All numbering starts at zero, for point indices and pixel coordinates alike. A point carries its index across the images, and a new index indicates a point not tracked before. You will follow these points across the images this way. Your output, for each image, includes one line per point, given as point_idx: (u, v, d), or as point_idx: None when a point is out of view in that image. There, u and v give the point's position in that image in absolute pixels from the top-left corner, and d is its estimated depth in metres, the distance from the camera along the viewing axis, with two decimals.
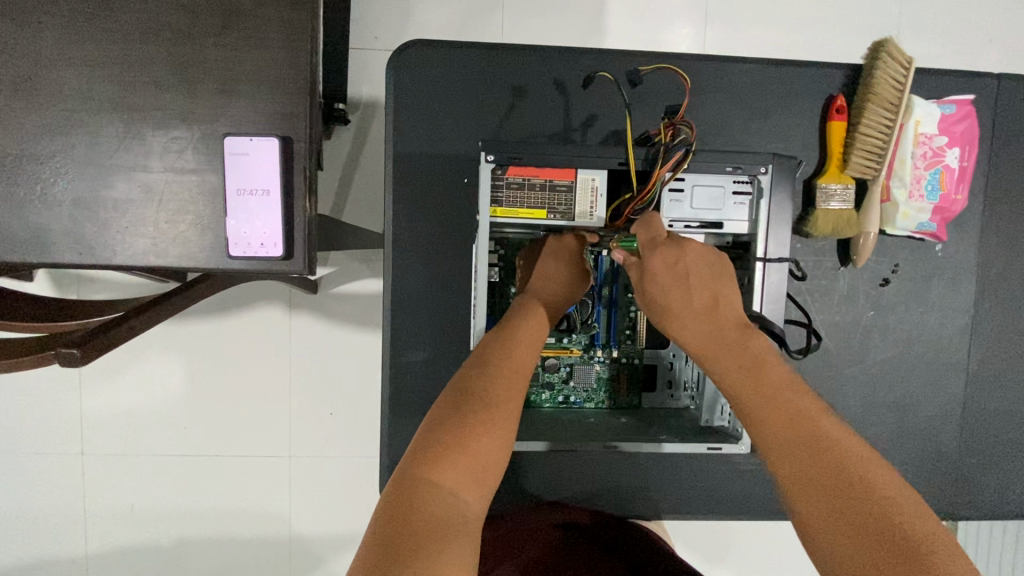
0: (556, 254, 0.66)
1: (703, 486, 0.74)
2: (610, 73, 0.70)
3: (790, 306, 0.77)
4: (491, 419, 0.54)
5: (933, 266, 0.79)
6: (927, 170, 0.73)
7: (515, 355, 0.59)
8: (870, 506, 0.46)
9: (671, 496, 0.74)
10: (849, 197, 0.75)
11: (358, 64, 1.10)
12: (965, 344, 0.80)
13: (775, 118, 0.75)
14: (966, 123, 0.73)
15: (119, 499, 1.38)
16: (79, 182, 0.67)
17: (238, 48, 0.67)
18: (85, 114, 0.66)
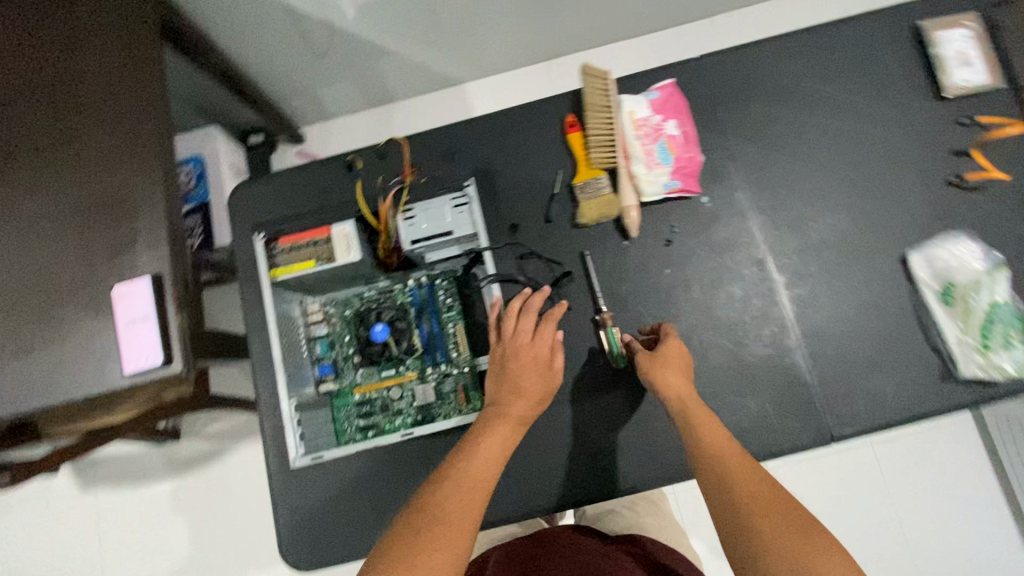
0: (528, 365, 0.73)
1: (547, 473, 0.83)
2: (359, 159, 0.91)
3: (565, 285, 0.88)
4: (450, 537, 0.57)
5: (706, 215, 0.88)
6: (654, 143, 0.88)
7: (477, 472, 0.63)
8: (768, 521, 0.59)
9: (518, 494, 0.83)
10: (606, 183, 0.88)
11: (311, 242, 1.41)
12: (766, 271, 0.87)
13: (527, 145, 0.92)
14: (672, 100, 0.89)
15: None
16: (18, 350, 0.89)
17: (116, 225, 0.93)
18: (19, 301, 0.91)
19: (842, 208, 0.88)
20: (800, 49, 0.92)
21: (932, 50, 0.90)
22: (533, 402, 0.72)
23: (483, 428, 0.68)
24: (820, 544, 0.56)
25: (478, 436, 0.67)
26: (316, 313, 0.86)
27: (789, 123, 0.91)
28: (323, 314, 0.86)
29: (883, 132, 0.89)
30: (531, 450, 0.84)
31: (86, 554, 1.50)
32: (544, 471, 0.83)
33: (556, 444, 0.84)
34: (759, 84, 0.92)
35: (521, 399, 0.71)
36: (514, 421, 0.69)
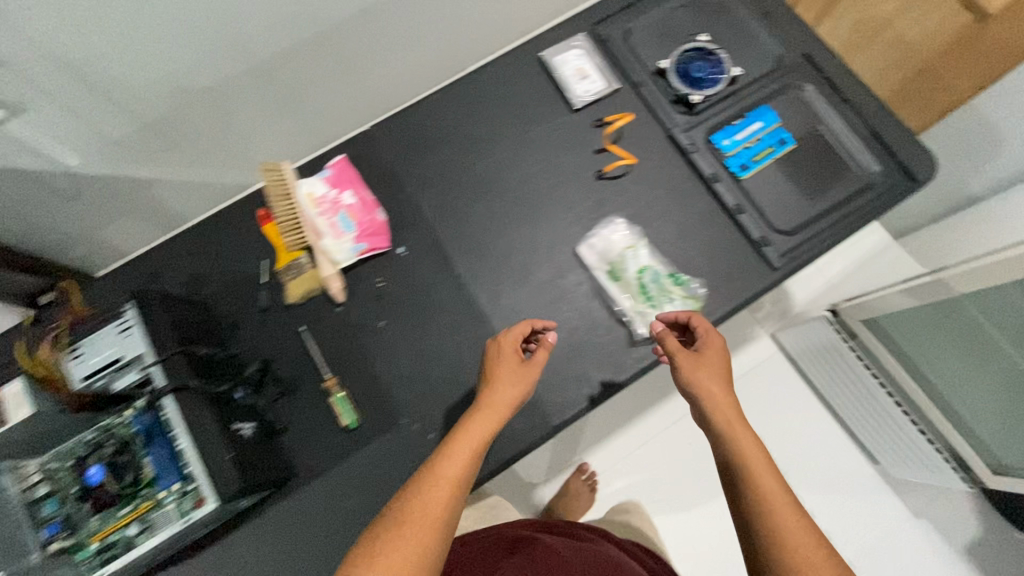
0: (502, 372, 0.81)
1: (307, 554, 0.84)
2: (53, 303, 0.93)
3: (286, 364, 0.91)
4: (418, 530, 0.63)
5: (403, 262, 0.96)
6: (336, 215, 0.94)
7: (448, 467, 0.69)
8: (769, 508, 0.66)
9: None
10: (304, 262, 0.94)
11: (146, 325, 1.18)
12: (468, 299, 0.95)
13: (233, 247, 0.98)
14: (345, 173, 0.97)
15: None
16: None
17: None
18: None
19: (519, 223, 0.99)
20: (451, 103, 1.06)
21: (556, 74, 1.05)
22: (511, 391, 0.80)
23: (464, 428, 0.75)
24: (808, 538, 0.64)
25: (460, 433, 0.74)
26: (32, 472, 0.81)
27: (459, 165, 1.02)
28: (47, 472, 0.82)
29: (536, 151, 1.03)
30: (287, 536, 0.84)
31: None
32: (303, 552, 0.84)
33: (308, 522, 0.85)
34: (426, 138, 1.03)
35: (490, 420, 0.76)
36: (489, 411, 0.77)
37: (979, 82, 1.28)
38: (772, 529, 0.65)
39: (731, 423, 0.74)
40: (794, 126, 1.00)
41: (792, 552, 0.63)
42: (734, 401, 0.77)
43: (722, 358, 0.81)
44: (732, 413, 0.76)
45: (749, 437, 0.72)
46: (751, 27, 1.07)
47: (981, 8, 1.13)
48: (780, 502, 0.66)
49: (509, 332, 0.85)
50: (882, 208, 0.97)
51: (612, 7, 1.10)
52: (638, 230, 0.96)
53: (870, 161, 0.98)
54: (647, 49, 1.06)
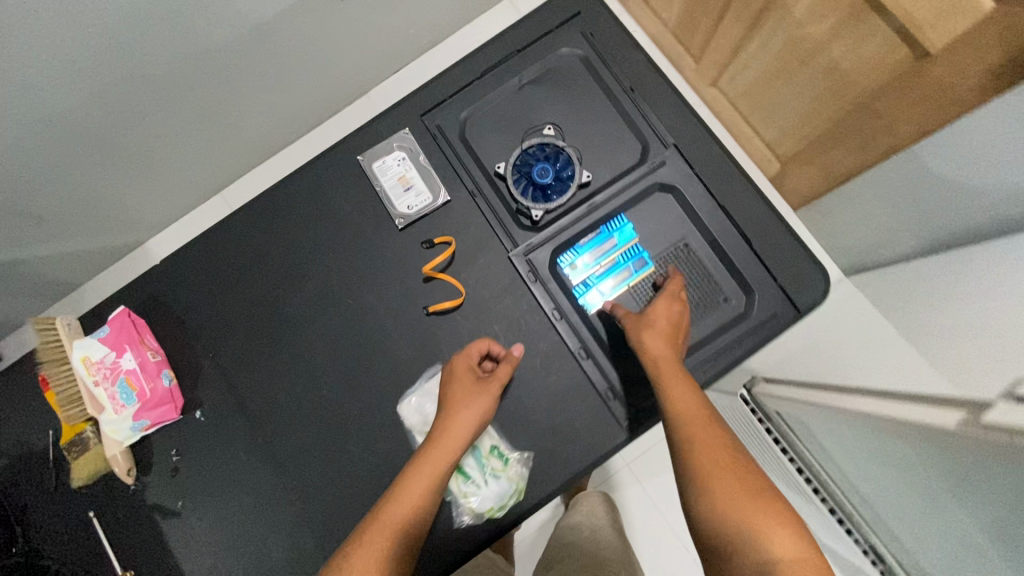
0: (461, 388, 0.74)
1: None
2: None
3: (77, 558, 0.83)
4: (369, 544, 0.57)
5: (203, 429, 0.85)
6: (113, 384, 0.81)
7: (411, 491, 0.63)
8: (725, 467, 0.55)
9: None
10: (92, 436, 0.84)
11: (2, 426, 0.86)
12: (274, 470, 0.84)
13: (12, 416, 0.86)
14: (125, 330, 0.83)
15: None
16: None
17: None
18: None
19: (333, 375, 0.85)
20: (257, 223, 0.89)
21: (375, 184, 0.87)
22: (476, 407, 0.73)
23: (434, 440, 0.69)
24: (773, 511, 0.51)
25: (422, 455, 0.68)
26: None
27: (264, 304, 0.87)
28: None
29: (355, 282, 0.87)
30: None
31: None
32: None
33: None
34: (228, 272, 0.88)
35: (451, 447, 0.69)
36: (454, 430, 0.70)
37: (919, 126, 0.64)
38: (716, 484, 0.54)
39: (681, 382, 0.66)
40: (654, 243, 0.84)
41: (753, 520, 0.50)
42: (682, 366, 0.68)
43: (670, 320, 0.73)
44: (678, 373, 0.67)
45: (703, 401, 0.63)
46: (613, 109, 0.87)
47: (919, 44, 0.59)
48: (724, 465, 0.56)
49: (470, 349, 0.78)
50: (755, 345, 0.81)
51: (444, 89, 0.90)
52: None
53: (744, 286, 0.82)
54: (485, 146, 0.88)
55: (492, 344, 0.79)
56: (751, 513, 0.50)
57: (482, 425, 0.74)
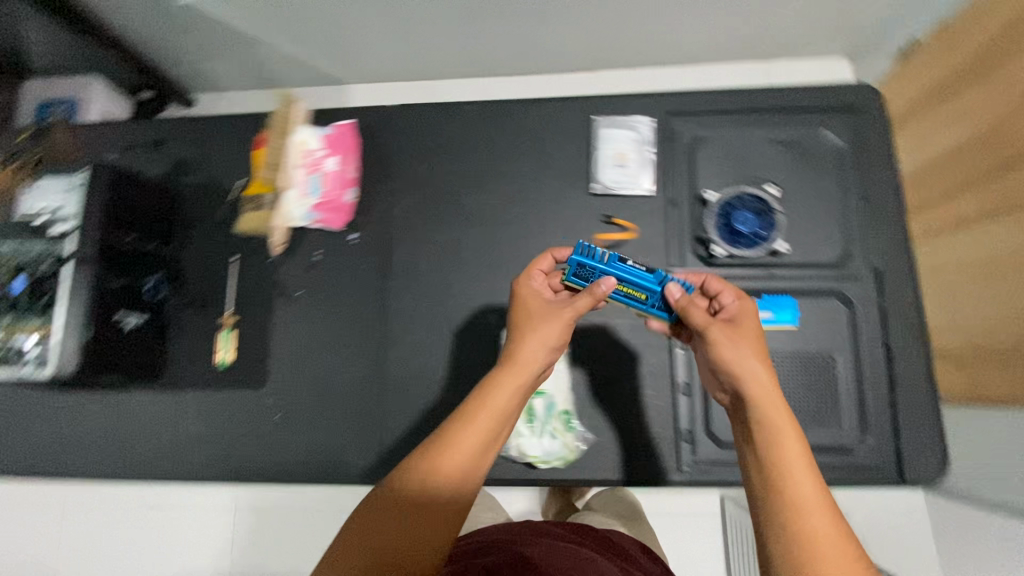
0: (529, 314, 0.62)
1: (132, 443, 0.92)
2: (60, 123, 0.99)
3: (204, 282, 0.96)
4: (421, 547, 0.45)
5: (347, 251, 0.95)
6: (311, 174, 0.94)
7: (464, 458, 0.49)
8: (807, 498, 0.44)
9: (101, 456, 0.92)
10: (268, 198, 0.94)
11: (214, 157, 1.01)
12: (381, 316, 0.92)
13: (224, 153, 1.01)
14: (342, 139, 0.96)
15: None
16: None
17: None
18: None
19: (469, 274, 0.93)
20: (482, 119, 0.97)
21: (597, 146, 0.93)
22: (548, 340, 0.58)
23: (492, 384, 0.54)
24: (845, 548, 0.43)
25: (478, 403, 0.53)
26: None
27: (451, 186, 0.96)
28: None
29: (531, 214, 0.94)
30: (124, 425, 0.92)
31: None
32: (120, 456, 0.91)
33: (143, 425, 0.92)
34: (439, 144, 0.97)
35: (522, 376, 0.56)
36: (523, 380, 0.55)
37: None
38: (802, 515, 0.44)
39: (760, 391, 0.50)
40: (806, 338, 0.84)
41: (832, 573, 0.41)
42: (774, 382, 0.51)
43: (750, 318, 0.58)
44: (763, 388, 0.50)
45: (785, 418, 0.49)
46: (839, 206, 0.88)
47: None
48: (804, 486, 0.45)
49: (530, 280, 0.65)
50: (845, 481, 0.80)
51: (702, 102, 0.93)
52: (555, 354, 0.87)
53: (863, 425, 0.81)
54: (706, 170, 0.91)
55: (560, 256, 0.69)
56: (798, 518, 0.44)
57: (557, 354, 0.60)
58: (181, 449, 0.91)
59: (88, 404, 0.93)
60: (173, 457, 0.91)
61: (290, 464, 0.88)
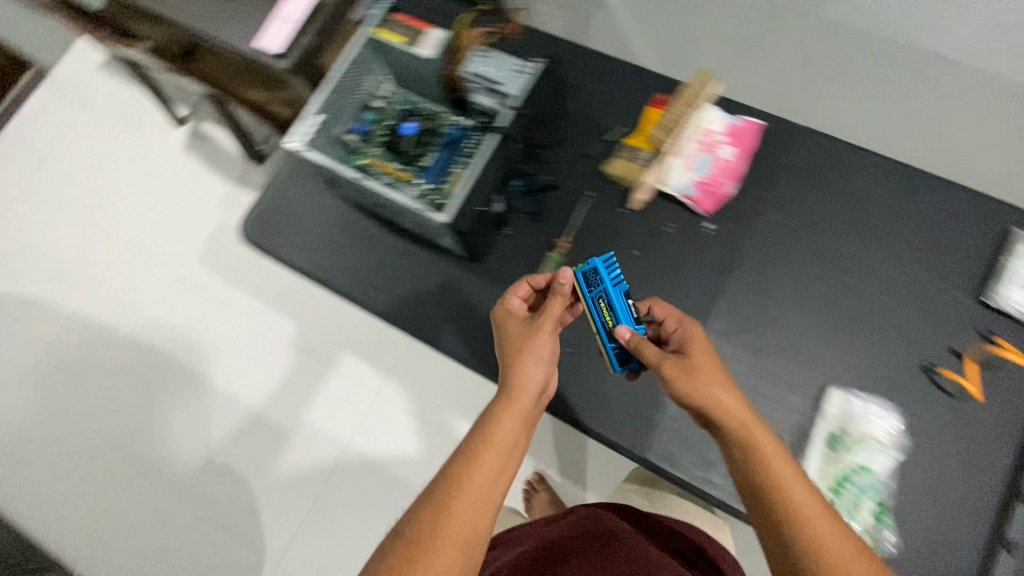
0: (682, 370, 0.71)
1: (430, 310, 0.97)
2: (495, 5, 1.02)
3: (553, 196, 0.98)
4: (458, 503, 0.66)
5: (700, 237, 0.93)
6: (701, 153, 0.93)
7: (488, 451, 0.70)
8: (826, 557, 0.58)
9: (401, 307, 0.98)
10: (643, 156, 0.96)
11: (601, 86, 1.00)
12: (708, 313, 0.91)
13: (611, 87, 1.00)
14: (744, 134, 0.94)
15: (127, 291, 1.93)
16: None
17: None
18: None
19: (814, 316, 0.88)
20: (888, 178, 0.93)
21: (1011, 260, 0.86)
22: (765, 427, 0.69)
23: (493, 401, 0.76)
24: None
25: (493, 417, 0.74)
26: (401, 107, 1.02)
27: (828, 226, 0.92)
28: (394, 110, 1.05)
29: (902, 291, 0.88)
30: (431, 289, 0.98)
31: (161, 190, 2.03)
32: (416, 313, 0.97)
33: (448, 299, 0.97)
34: (832, 181, 0.94)
35: (527, 395, 0.76)
36: (521, 404, 0.74)
37: None
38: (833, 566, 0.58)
39: (744, 437, 0.66)
40: None
41: None
42: (750, 415, 0.68)
43: (704, 360, 0.73)
44: (739, 416, 0.68)
45: (778, 468, 0.64)
46: None
47: None
48: (828, 542, 0.59)
49: (507, 302, 0.85)
50: None
51: None
52: (884, 438, 0.81)
53: None
54: None
55: (535, 285, 0.87)
56: (803, 517, 0.61)
57: (552, 363, 0.81)
58: (472, 336, 0.95)
59: (408, 257, 1.00)
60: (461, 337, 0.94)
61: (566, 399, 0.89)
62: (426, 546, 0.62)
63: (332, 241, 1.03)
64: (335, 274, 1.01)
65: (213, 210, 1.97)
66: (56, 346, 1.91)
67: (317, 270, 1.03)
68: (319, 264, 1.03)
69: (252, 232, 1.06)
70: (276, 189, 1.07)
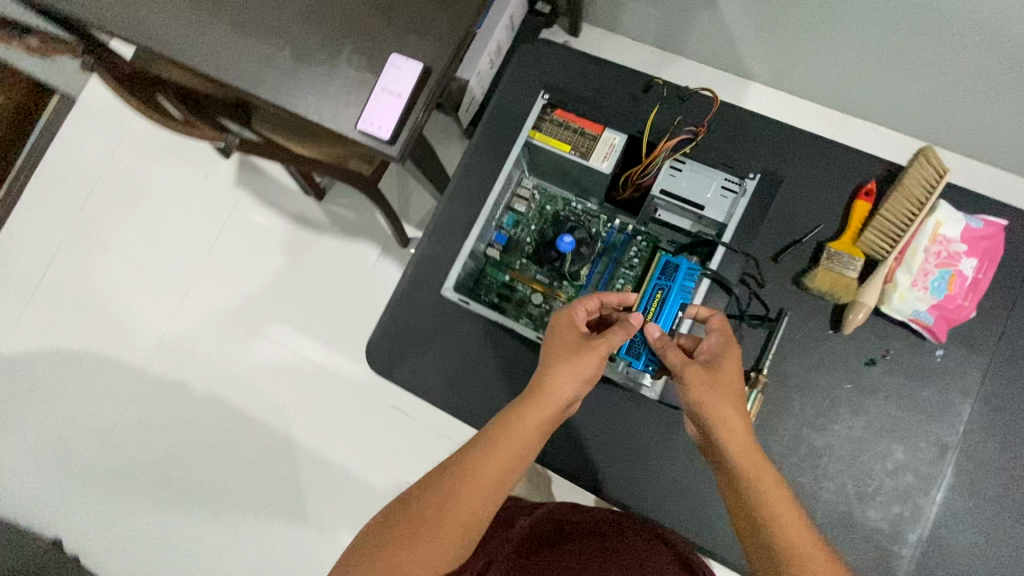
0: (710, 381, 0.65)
1: (601, 454, 0.84)
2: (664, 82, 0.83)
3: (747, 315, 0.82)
4: (448, 496, 0.62)
5: (927, 366, 0.79)
6: (937, 268, 0.77)
7: (495, 455, 0.64)
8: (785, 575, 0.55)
9: (569, 453, 0.84)
10: (855, 268, 0.80)
11: (795, 180, 0.83)
12: (943, 461, 0.77)
13: (810, 180, 0.83)
14: (992, 241, 0.76)
15: (196, 342, 1.83)
16: (297, 70, 1.01)
17: (413, 21, 0.97)
18: (322, 27, 1.01)
19: None
20: None
21: None
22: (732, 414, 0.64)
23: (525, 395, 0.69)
24: None
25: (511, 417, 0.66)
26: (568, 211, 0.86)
27: None
28: (535, 210, 0.88)
29: None
30: (597, 429, 0.84)
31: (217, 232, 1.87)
32: (584, 460, 0.85)
33: (622, 442, 0.84)
34: None
35: (550, 408, 0.67)
36: (549, 409, 0.66)
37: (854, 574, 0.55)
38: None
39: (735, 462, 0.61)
40: None
41: None
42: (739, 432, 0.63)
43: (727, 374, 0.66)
44: (745, 453, 0.62)
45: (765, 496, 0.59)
46: None
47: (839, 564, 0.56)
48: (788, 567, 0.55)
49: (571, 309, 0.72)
50: None
51: None
52: None
53: None
54: None
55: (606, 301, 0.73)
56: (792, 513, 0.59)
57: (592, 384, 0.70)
58: (653, 485, 0.83)
59: None
60: (640, 487, 0.83)
61: None
62: (404, 538, 0.60)
63: (473, 372, 0.88)
64: (484, 410, 0.87)
65: (277, 256, 1.84)
66: (126, 410, 1.82)
67: (459, 408, 0.88)
68: (461, 400, 0.88)
69: (377, 361, 0.90)
70: (400, 310, 0.91)
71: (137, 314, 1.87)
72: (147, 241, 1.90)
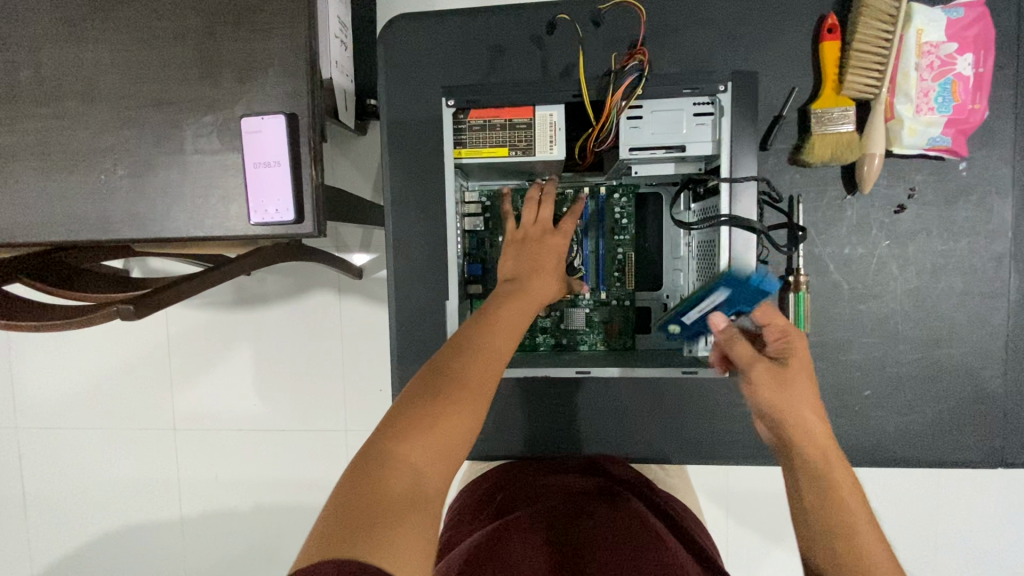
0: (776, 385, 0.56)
1: (682, 429, 0.77)
2: (568, 16, 0.72)
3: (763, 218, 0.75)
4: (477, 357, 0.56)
5: (956, 186, 0.73)
6: (935, 81, 0.68)
7: (510, 319, 0.60)
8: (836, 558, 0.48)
9: (646, 444, 0.76)
10: (849, 119, 0.69)
11: (751, 51, 0.71)
12: (1003, 272, 0.73)
13: (764, 46, 0.71)
14: (980, 25, 0.67)
15: (145, 507, 1.43)
16: (143, 183, 0.81)
17: (245, 62, 0.78)
18: (145, 119, 0.81)
19: None
20: None
21: None
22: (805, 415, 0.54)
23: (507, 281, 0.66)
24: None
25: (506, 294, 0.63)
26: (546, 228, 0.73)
27: None
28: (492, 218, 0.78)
29: None
30: (666, 408, 0.75)
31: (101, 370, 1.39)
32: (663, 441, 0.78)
33: (697, 411, 0.75)
34: None
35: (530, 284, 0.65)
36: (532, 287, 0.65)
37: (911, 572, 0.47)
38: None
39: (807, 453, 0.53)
40: None
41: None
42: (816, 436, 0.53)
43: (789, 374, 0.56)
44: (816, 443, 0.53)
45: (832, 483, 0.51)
46: None
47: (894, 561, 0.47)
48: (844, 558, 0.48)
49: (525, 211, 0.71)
50: None
51: None
52: None
53: None
54: None
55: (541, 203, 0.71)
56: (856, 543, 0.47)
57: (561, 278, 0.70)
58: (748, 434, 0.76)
59: (617, 386, 0.76)
60: (735, 443, 0.76)
61: (892, 442, 0.76)
62: (422, 417, 0.50)
63: (515, 413, 0.79)
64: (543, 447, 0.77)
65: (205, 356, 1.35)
66: None
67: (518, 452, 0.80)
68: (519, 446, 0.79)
69: None
70: (405, 391, 0.79)
71: (67, 508, 1.46)
72: (20, 419, 1.43)
